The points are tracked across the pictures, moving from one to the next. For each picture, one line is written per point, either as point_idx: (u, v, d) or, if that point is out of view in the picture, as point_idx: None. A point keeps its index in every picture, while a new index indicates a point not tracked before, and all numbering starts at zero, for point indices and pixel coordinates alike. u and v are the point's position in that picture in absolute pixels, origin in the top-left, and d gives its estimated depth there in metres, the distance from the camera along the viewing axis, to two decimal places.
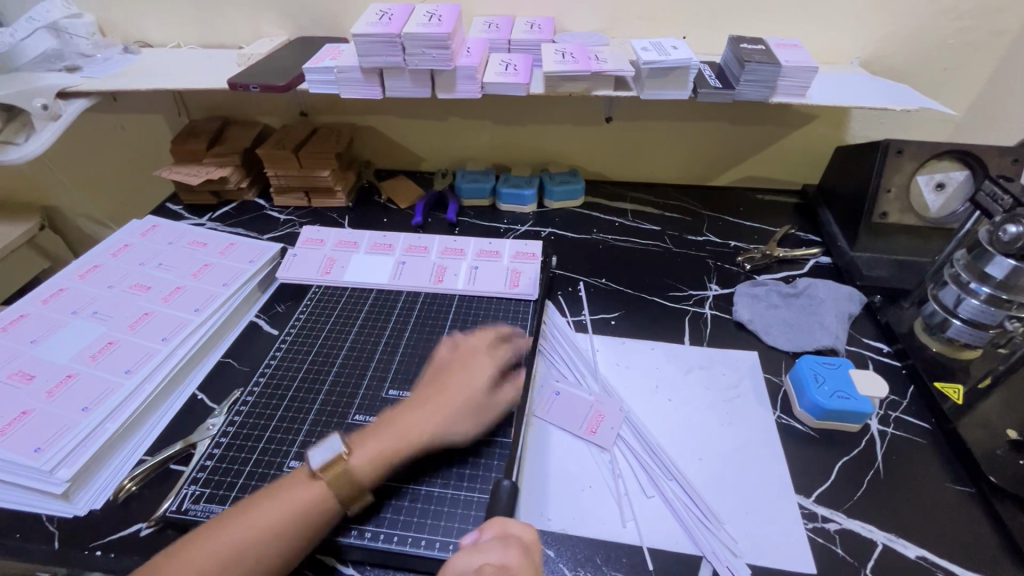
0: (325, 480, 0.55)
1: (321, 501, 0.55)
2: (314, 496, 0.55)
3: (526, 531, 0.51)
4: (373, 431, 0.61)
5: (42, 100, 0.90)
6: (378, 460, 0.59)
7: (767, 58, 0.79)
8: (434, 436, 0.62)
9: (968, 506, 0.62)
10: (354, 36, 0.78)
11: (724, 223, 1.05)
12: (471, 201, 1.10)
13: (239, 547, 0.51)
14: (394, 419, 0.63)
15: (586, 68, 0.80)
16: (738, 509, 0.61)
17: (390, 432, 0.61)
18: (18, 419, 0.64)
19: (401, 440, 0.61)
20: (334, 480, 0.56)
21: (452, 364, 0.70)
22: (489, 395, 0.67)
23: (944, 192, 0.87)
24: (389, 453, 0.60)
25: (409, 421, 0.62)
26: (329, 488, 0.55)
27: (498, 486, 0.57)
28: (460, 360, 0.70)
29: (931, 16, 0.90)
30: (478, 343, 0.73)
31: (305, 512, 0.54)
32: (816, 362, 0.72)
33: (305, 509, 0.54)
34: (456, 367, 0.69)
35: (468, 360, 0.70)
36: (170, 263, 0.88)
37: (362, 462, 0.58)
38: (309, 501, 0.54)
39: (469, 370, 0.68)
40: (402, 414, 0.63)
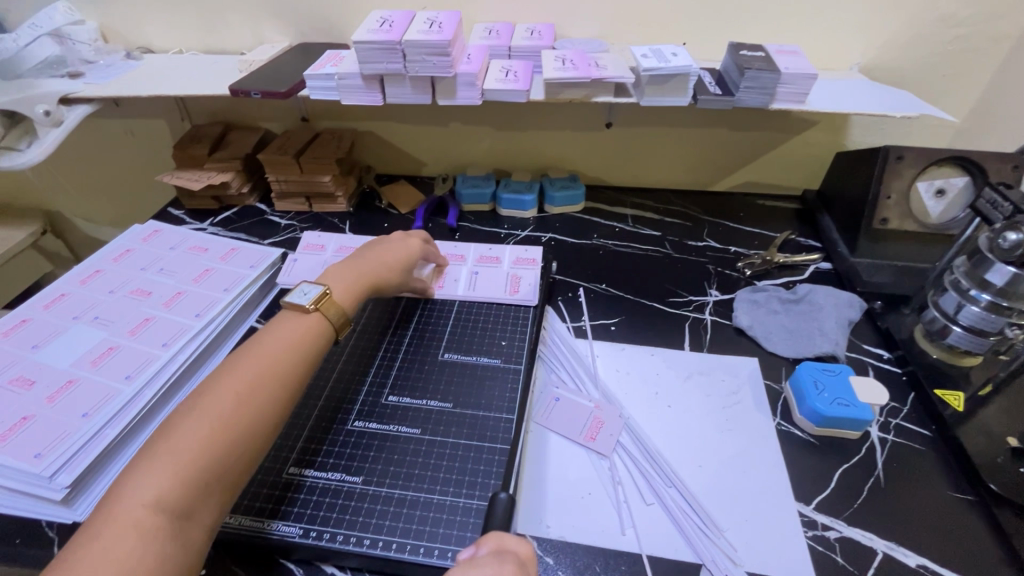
0: (320, 309, 0.65)
1: (320, 324, 0.65)
2: (314, 322, 0.64)
3: (522, 546, 0.50)
4: (338, 275, 0.72)
5: (45, 106, 0.91)
6: (352, 290, 0.71)
7: (767, 64, 0.79)
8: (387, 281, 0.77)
9: (968, 514, 0.62)
10: (355, 43, 0.79)
11: (724, 229, 1.06)
12: (471, 206, 1.10)
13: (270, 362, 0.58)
14: (354, 270, 0.73)
15: (586, 75, 0.81)
16: (738, 517, 0.61)
17: (358, 267, 0.74)
18: (17, 425, 0.64)
19: (366, 275, 0.74)
20: (326, 308, 0.66)
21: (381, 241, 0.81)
22: (410, 267, 0.81)
23: (944, 198, 0.87)
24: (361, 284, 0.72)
25: (371, 266, 0.75)
26: (323, 315, 0.65)
27: (495, 499, 0.56)
28: (397, 236, 0.83)
29: (931, 22, 0.90)
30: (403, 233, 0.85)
31: (309, 338, 0.63)
32: (816, 369, 0.72)
33: (308, 333, 0.63)
34: (382, 241, 0.81)
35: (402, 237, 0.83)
36: (171, 267, 0.89)
37: (344, 293, 0.70)
38: (310, 330, 0.63)
39: (398, 241, 0.81)
40: (364, 262, 0.75)
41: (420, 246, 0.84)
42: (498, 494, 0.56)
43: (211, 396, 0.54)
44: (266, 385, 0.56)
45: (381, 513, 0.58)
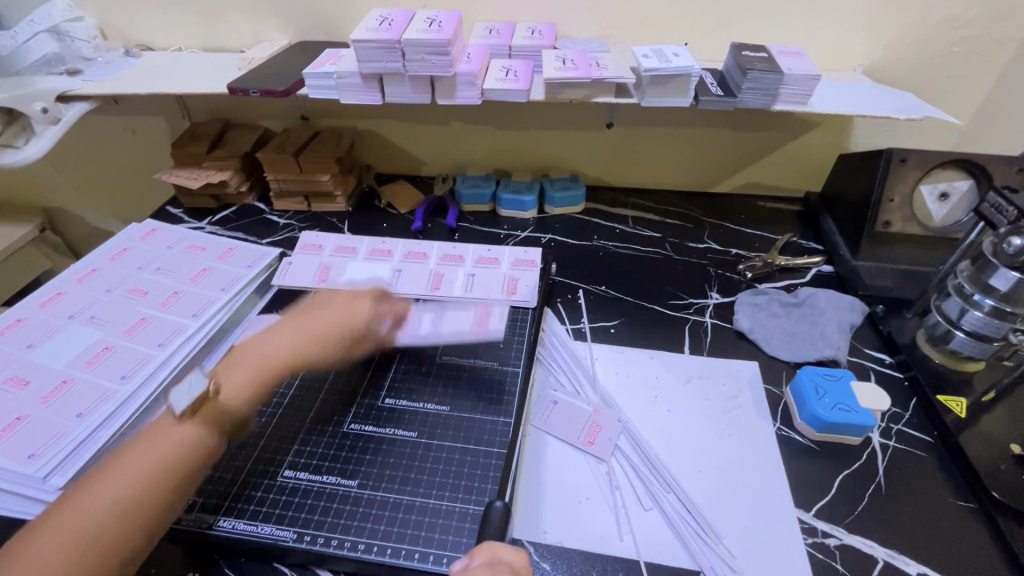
0: (194, 414, 0.58)
1: (195, 434, 0.56)
2: (185, 433, 0.56)
3: (516, 556, 0.50)
4: (234, 363, 0.63)
5: (42, 104, 0.91)
6: (247, 383, 0.62)
7: (770, 65, 0.78)
8: (303, 362, 0.66)
9: (970, 523, 0.61)
10: (354, 42, 0.78)
11: (725, 231, 1.05)
12: (471, 206, 1.09)
13: (131, 484, 0.51)
14: (256, 352, 0.65)
15: (587, 75, 0.80)
16: (737, 524, 0.61)
17: (260, 355, 0.65)
18: (11, 425, 0.63)
19: (267, 366, 0.64)
20: (203, 415, 0.58)
21: (311, 307, 0.71)
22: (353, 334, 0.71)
23: (948, 202, 0.87)
24: (260, 380, 0.63)
25: (281, 351, 0.65)
26: (198, 421, 0.57)
27: (491, 506, 0.56)
28: (330, 299, 0.73)
29: (935, 24, 0.89)
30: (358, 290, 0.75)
31: (181, 452, 0.55)
32: (817, 374, 0.71)
33: (185, 445, 0.55)
34: (319, 306, 0.72)
35: (334, 302, 0.72)
36: (167, 267, 0.88)
37: (233, 390, 0.61)
38: (182, 442, 0.55)
39: (327, 310, 0.71)
40: (271, 346, 0.66)
41: (364, 309, 0.72)
42: (494, 503, 0.56)
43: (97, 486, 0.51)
44: (123, 514, 0.50)
45: (376, 518, 0.58)
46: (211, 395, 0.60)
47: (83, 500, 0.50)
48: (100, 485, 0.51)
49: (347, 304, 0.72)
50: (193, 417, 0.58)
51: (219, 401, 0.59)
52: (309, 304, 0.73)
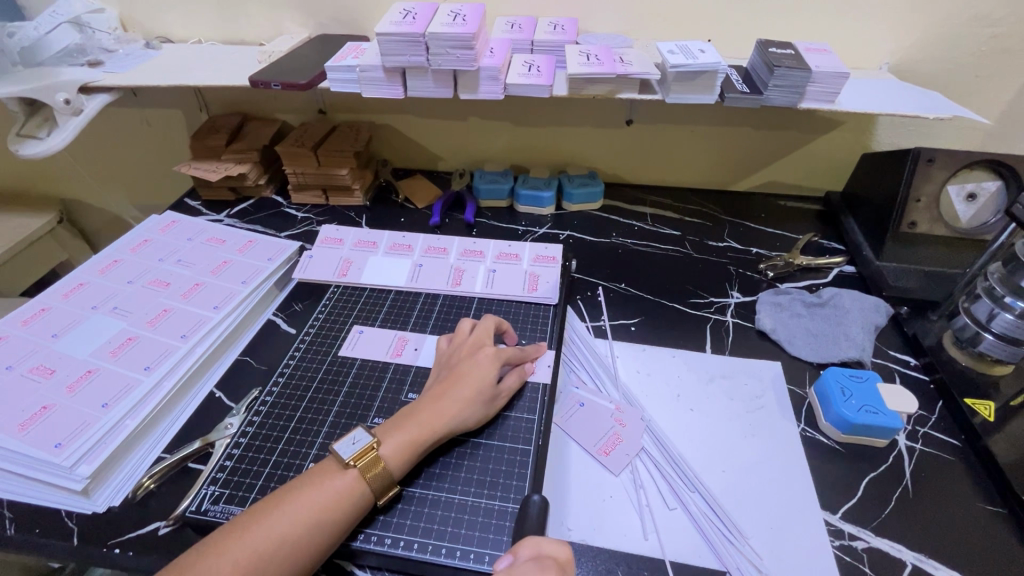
0: (360, 470, 0.55)
1: (357, 490, 0.54)
2: (350, 485, 0.54)
3: (560, 549, 0.50)
4: (398, 421, 0.60)
5: (64, 94, 0.91)
6: (409, 448, 0.58)
7: (797, 62, 0.77)
8: (455, 427, 0.61)
9: (999, 528, 0.60)
10: (378, 35, 0.78)
11: (745, 229, 1.04)
12: (488, 202, 1.09)
13: (288, 537, 0.50)
14: (413, 414, 0.61)
15: (611, 71, 0.79)
16: (763, 526, 0.60)
17: (421, 417, 0.60)
18: (38, 414, 0.64)
19: (424, 430, 0.59)
20: (368, 469, 0.55)
21: (456, 360, 0.67)
22: (494, 390, 0.65)
23: (975, 203, 0.85)
24: (418, 445, 0.59)
25: (433, 411, 0.61)
26: (363, 477, 0.55)
27: (528, 501, 0.56)
28: (470, 349, 0.68)
29: (963, 21, 0.88)
30: (488, 331, 0.71)
31: (344, 507, 0.53)
32: (843, 375, 0.71)
33: (343, 498, 0.54)
34: (465, 356, 0.67)
35: (475, 351, 0.68)
36: (189, 259, 0.88)
37: (395, 450, 0.57)
38: (346, 494, 0.54)
39: (475, 361, 0.66)
40: (426, 406, 0.61)
41: (495, 355, 0.67)
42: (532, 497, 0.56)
43: (262, 524, 0.51)
44: (281, 558, 0.50)
45: (402, 512, 0.58)
46: (375, 458, 0.56)
47: (254, 536, 0.50)
48: (272, 521, 0.51)
49: (487, 352, 0.67)
50: (360, 473, 0.55)
51: (384, 459, 0.56)
52: (453, 356, 0.69)
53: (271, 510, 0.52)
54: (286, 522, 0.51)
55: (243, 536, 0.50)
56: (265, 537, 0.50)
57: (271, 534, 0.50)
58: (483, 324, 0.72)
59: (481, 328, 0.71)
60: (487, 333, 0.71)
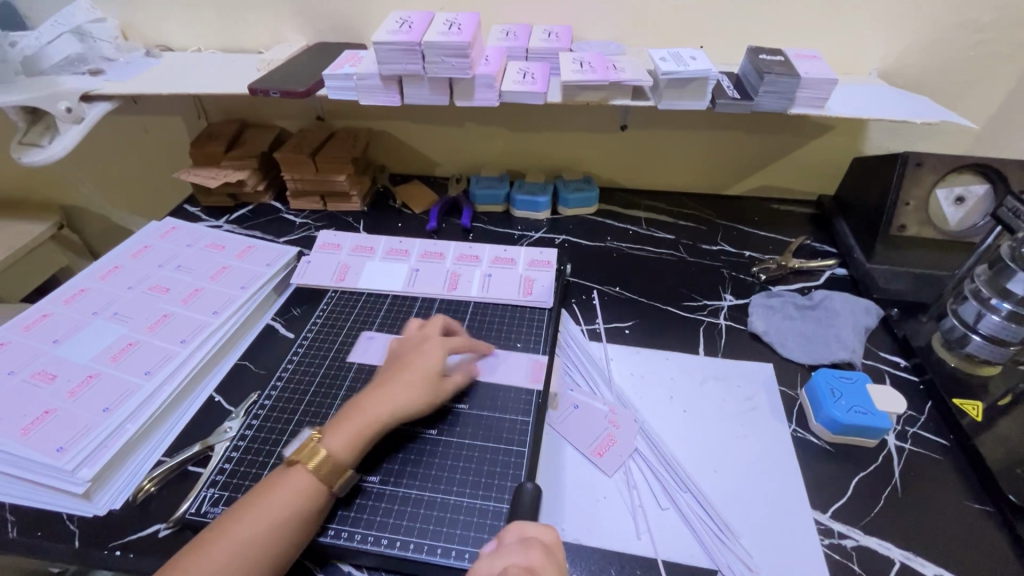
0: (302, 464, 0.57)
1: (308, 484, 0.56)
2: (298, 481, 0.56)
3: (547, 533, 0.51)
4: (341, 415, 0.61)
5: (66, 103, 0.92)
6: (354, 437, 0.59)
7: (787, 69, 0.79)
8: (400, 412, 0.62)
9: (987, 527, 0.61)
10: (374, 44, 0.79)
11: (739, 233, 1.05)
12: (485, 207, 1.10)
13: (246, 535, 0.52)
14: (355, 406, 0.62)
15: (604, 78, 0.80)
16: (754, 524, 0.61)
17: (358, 408, 0.62)
18: (40, 418, 0.65)
19: (367, 418, 0.61)
20: (314, 463, 0.57)
21: (403, 351, 0.69)
22: (438, 375, 0.66)
23: (964, 206, 0.87)
24: (364, 432, 0.60)
25: (371, 401, 0.62)
26: (307, 470, 0.56)
27: (520, 489, 0.58)
28: (414, 341, 0.70)
29: (951, 28, 0.89)
30: (432, 325, 0.73)
31: (299, 503, 0.55)
32: (832, 376, 0.72)
33: (296, 494, 0.55)
34: (409, 349, 0.69)
35: (417, 342, 0.70)
36: (188, 265, 0.89)
37: (339, 442, 0.59)
38: (299, 489, 0.55)
39: (415, 352, 0.68)
40: (370, 397, 0.63)
41: (435, 345, 0.69)
42: (524, 484, 0.58)
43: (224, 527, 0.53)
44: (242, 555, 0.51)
45: (397, 513, 0.59)
46: (318, 451, 0.58)
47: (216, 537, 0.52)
48: (229, 526, 0.53)
49: (427, 343, 0.69)
50: (304, 468, 0.57)
51: (324, 450, 0.58)
52: (398, 350, 0.70)
53: (231, 513, 0.54)
54: (241, 525, 0.53)
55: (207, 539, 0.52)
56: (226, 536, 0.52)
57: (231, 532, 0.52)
58: (430, 321, 0.74)
59: (429, 324, 0.73)
60: (434, 328, 0.72)
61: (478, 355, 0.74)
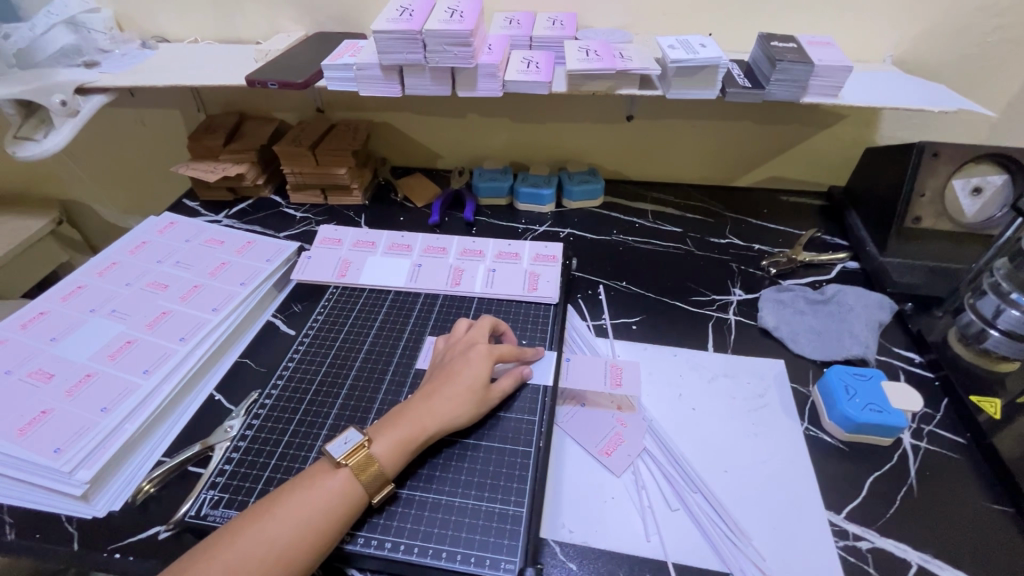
0: (352, 469, 0.55)
1: (350, 490, 0.54)
2: (343, 484, 0.54)
3: None
4: (389, 420, 0.60)
5: (61, 96, 0.90)
6: (401, 446, 0.58)
7: (800, 56, 0.76)
8: (447, 424, 0.61)
9: (1005, 528, 0.60)
10: (374, 33, 0.76)
11: (748, 225, 1.03)
12: (488, 200, 1.08)
13: (281, 542, 0.50)
14: (405, 412, 0.61)
15: (611, 66, 0.78)
16: (766, 526, 0.60)
17: (412, 417, 0.60)
18: (37, 418, 0.64)
19: (416, 429, 0.59)
20: (361, 468, 0.55)
21: (452, 358, 0.67)
22: (485, 387, 0.64)
23: (981, 197, 0.84)
24: (410, 443, 0.59)
25: (424, 411, 0.61)
26: (355, 476, 0.55)
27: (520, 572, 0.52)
28: (464, 347, 0.68)
29: (968, 13, 0.86)
30: (481, 331, 0.71)
31: (340, 507, 0.53)
32: (846, 373, 0.70)
33: (335, 500, 0.53)
34: (459, 356, 0.67)
35: (468, 348, 0.68)
36: (187, 261, 0.88)
37: (387, 449, 0.57)
38: (338, 493, 0.54)
39: (466, 360, 0.65)
40: (418, 405, 0.61)
41: (485, 354, 0.66)
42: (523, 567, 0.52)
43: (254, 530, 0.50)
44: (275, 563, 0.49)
45: (402, 515, 0.57)
46: (367, 458, 0.56)
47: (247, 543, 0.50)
48: (260, 530, 0.50)
49: (480, 350, 0.67)
50: (350, 472, 0.55)
51: (375, 458, 0.56)
52: (447, 354, 0.69)
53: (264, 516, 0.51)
54: (273, 529, 0.50)
55: (235, 543, 0.50)
56: (257, 543, 0.50)
57: (264, 539, 0.50)
58: (478, 323, 0.72)
59: (476, 327, 0.71)
60: (481, 332, 0.70)
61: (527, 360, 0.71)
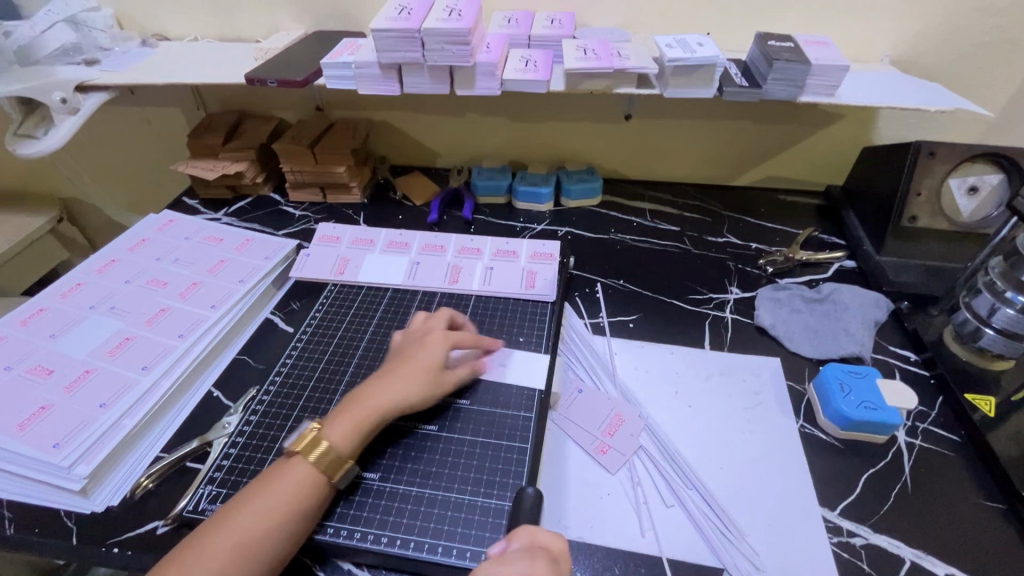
0: (307, 458, 0.56)
1: (310, 479, 0.55)
2: (302, 474, 0.55)
3: (555, 541, 0.50)
4: (342, 406, 0.61)
5: (61, 94, 0.90)
6: (355, 430, 0.58)
7: (797, 55, 0.76)
8: (399, 404, 0.61)
9: (999, 525, 0.60)
10: (372, 31, 0.77)
11: (745, 224, 1.03)
12: (487, 199, 1.08)
13: (244, 536, 0.50)
14: (357, 395, 0.61)
15: (608, 65, 0.78)
16: (760, 522, 0.60)
17: (363, 402, 0.60)
18: (37, 413, 0.64)
19: (367, 411, 0.60)
20: (317, 457, 0.56)
21: (408, 344, 0.68)
22: (439, 368, 0.65)
23: (977, 196, 0.84)
24: (362, 426, 0.59)
25: (377, 395, 0.61)
26: (313, 465, 0.55)
27: (521, 494, 0.56)
28: (420, 334, 0.69)
29: (965, 13, 0.87)
30: (433, 321, 0.71)
31: (301, 496, 0.54)
32: (842, 371, 0.70)
33: (296, 490, 0.54)
34: (414, 343, 0.67)
35: (423, 335, 0.68)
36: (186, 258, 0.88)
37: (342, 435, 0.58)
38: (298, 484, 0.54)
39: (418, 345, 0.66)
40: (370, 388, 0.62)
41: (440, 339, 0.67)
42: (526, 489, 0.57)
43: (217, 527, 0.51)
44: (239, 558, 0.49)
45: (397, 510, 0.58)
46: (322, 445, 0.56)
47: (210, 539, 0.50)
48: (223, 526, 0.51)
49: (434, 336, 0.67)
50: (308, 461, 0.55)
51: (330, 445, 0.57)
52: (405, 341, 0.69)
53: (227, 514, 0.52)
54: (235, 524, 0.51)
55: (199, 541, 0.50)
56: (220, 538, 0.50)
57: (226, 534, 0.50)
58: (436, 315, 0.72)
59: (434, 317, 0.72)
60: (438, 322, 0.71)
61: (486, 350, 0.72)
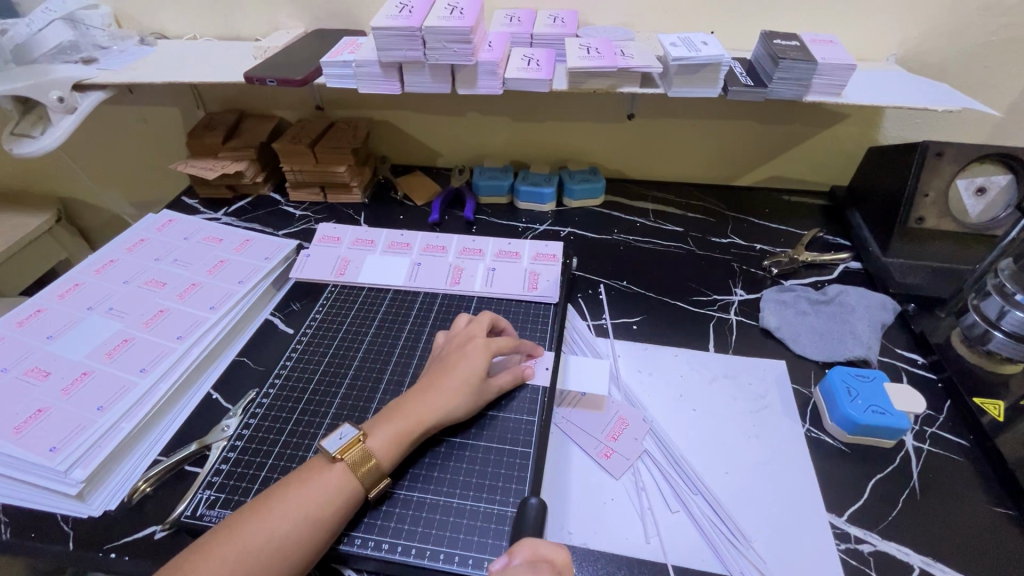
0: (347, 464, 0.54)
1: (346, 485, 0.54)
2: (339, 480, 0.54)
3: (558, 552, 0.49)
4: (386, 413, 0.60)
5: (58, 92, 0.89)
6: (397, 440, 0.58)
7: (803, 54, 0.75)
8: (442, 416, 0.61)
9: (1008, 531, 0.59)
10: (373, 30, 0.76)
11: (749, 225, 1.02)
12: (489, 199, 1.07)
13: (275, 539, 0.49)
14: (402, 406, 0.60)
15: (612, 64, 0.77)
16: (766, 528, 0.59)
17: (408, 411, 0.60)
18: (33, 416, 0.63)
19: (412, 421, 0.59)
20: (358, 464, 0.55)
21: (449, 352, 0.67)
22: (481, 379, 0.64)
23: (985, 197, 0.84)
24: (406, 437, 0.58)
25: (422, 404, 0.60)
26: (351, 471, 0.54)
27: (526, 504, 0.55)
28: (462, 340, 0.68)
29: (972, 11, 0.86)
30: (478, 326, 0.69)
31: (335, 503, 0.53)
32: (849, 375, 0.69)
33: (331, 495, 0.53)
34: (456, 351, 0.66)
35: (465, 343, 0.67)
36: (185, 258, 0.87)
37: (383, 444, 0.57)
38: (333, 489, 0.53)
39: (462, 354, 0.65)
40: (415, 398, 0.61)
41: (481, 348, 0.66)
42: (528, 500, 0.56)
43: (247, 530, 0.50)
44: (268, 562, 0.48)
45: (399, 517, 0.57)
46: (364, 453, 0.55)
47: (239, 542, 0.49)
48: (253, 528, 0.50)
49: (477, 344, 0.66)
50: (346, 468, 0.54)
51: (372, 453, 0.56)
52: (445, 347, 0.68)
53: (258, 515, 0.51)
54: (265, 528, 0.50)
55: (228, 543, 0.49)
56: (250, 541, 0.49)
57: (257, 537, 0.49)
58: (478, 319, 0.71)
59: (476, 322, 0.70)
60: (480, 327, 0.69)
61: (525, 356, 0.71)
